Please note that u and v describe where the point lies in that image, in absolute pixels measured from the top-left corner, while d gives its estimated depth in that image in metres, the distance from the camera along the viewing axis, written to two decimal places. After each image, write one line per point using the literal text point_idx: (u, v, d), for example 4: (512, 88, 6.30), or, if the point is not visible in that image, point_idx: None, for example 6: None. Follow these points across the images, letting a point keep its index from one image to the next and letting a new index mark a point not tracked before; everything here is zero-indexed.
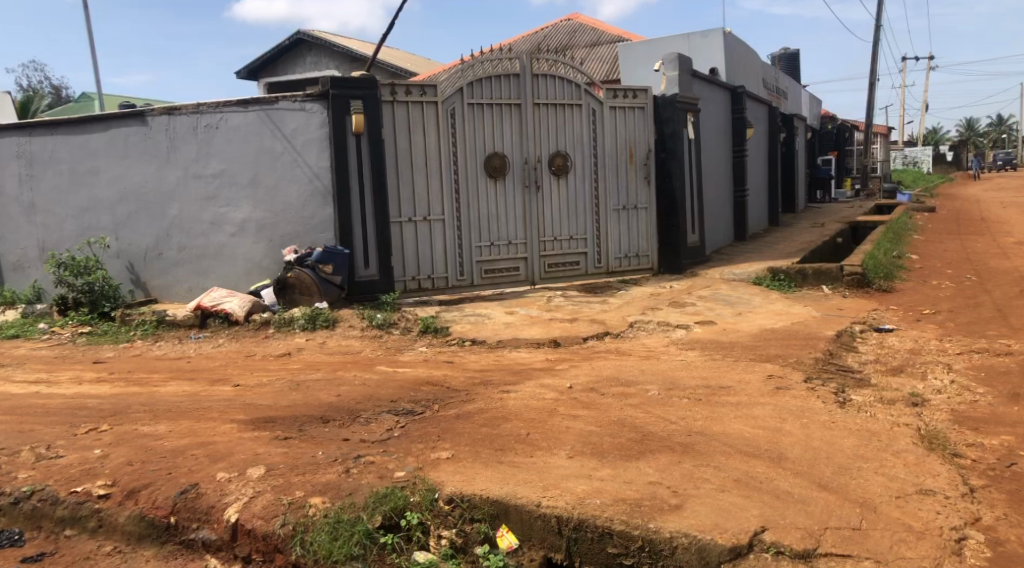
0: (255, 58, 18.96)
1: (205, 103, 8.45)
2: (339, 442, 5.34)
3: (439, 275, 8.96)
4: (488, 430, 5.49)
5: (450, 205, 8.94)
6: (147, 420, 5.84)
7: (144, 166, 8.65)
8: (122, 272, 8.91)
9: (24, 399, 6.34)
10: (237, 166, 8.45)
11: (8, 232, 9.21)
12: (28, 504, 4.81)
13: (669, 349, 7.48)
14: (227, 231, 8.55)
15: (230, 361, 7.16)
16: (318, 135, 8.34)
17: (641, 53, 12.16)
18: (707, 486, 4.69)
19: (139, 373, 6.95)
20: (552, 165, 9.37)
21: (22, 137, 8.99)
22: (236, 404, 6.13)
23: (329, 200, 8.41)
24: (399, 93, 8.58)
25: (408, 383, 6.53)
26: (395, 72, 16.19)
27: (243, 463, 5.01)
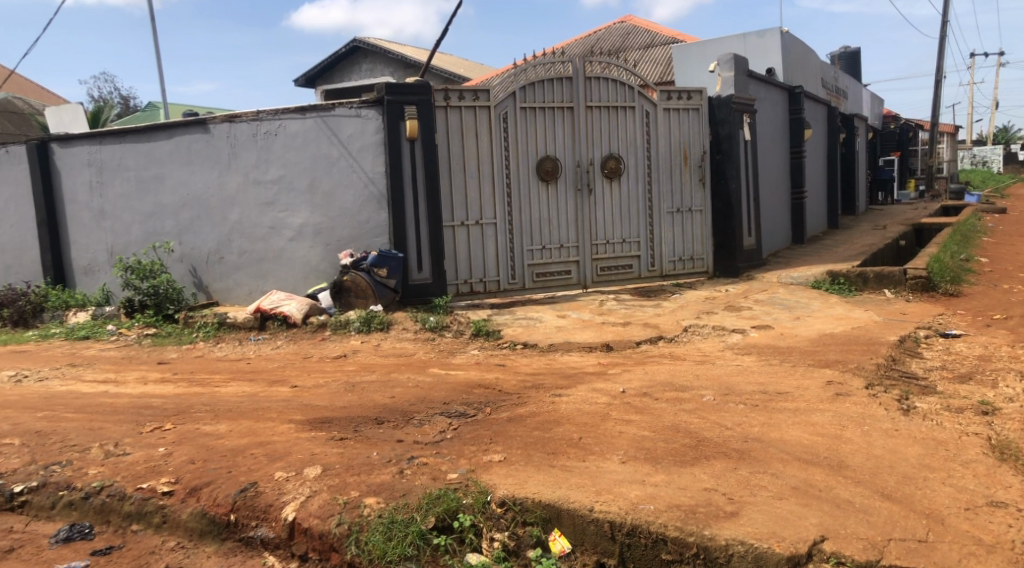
0: (313, 66, 19.34)
1: (265, 110, 8.66)
2: (393, 443, 5.42)
3: (492, 279, 9.02)
4: (540, 433, 5.50)
5: (502, 209, 8.98)
6: (209, 419, 6.01)
7: (206, 172, 8.91)
8: (185, 275, 9.18)
9: (94, 398, 6.59)
10: (295, 171, 8.65)
11: (79, 237, 9.59)
12: (97, 500, 4.99)
13: (725, 354, 7.38)
14: (286, 235, 8.75)
15: (288, 362, 7.32)
16: (374, 141, 8.47)
17: (695, 54, 12.04)
18: (764, 493, 4.62)
19: (202, 373, 7.15)
20: (604, 168, 9.35)
21: (92, 146, 9.35)
22: (294, 404, 6.26)
23: (384, 204, 8.54)
24: (452, 98, 8.66)
25: (460, 386, 6.58)
26: (449, 77, 16.31)
27: (300, 463, 5.12)
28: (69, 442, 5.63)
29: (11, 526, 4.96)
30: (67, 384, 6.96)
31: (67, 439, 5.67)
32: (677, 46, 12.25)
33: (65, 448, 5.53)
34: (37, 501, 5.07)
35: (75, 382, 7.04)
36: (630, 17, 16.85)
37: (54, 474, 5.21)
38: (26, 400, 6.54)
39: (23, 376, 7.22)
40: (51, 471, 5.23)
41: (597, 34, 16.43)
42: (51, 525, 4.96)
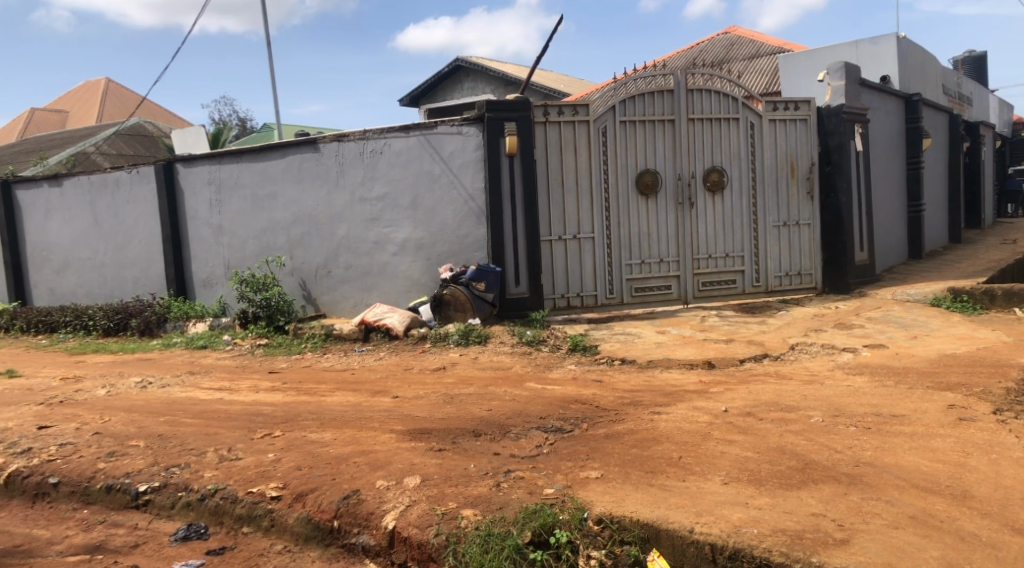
0: (418, 86, 19.94)
1: (371, 129, 8.97)
2: (490, 456, 5.46)
3: (589, 293, 8.98)
4: (639, 451, 5.43)
5: (600, 224, 8.96)
6: (315, 427, 6.23)
7: (316, 190, 9.29)
8: (295, 288, 9.58)
9: (211, 405, 6.95)
10: (398, 188, 8.90)
11: (199, 252, 10.17)
12: (212, 502, 5.25)
13: (835, 374, 7.07)
14: (390, 250, 9.00)
15: (390, 373, 7.51)
16: (474, 157, 8.62)
17: (804, 63, 11.69)
18: (878, 521, 4.40)
19: (309, 383, 7.42)
20: (707, 182, 9.18)
21: (212, 166, 9.92)
22: (395, 415, 6.41)
23: (483, 219, 8.67)
24: (551, 113, 8.72)
25: (557, 401, 6.57)
26: (549, 92, 16.42)
27: (401, 472, 5.24)
28: (188, 445, 5.96)
29: (134, 522, 5.28)
30: (187, 391, 7.37)
31: (186, 443, 6.01)
32: (784, 56, 11.94)
33: (184, 451, 5.84)
34: (159, 501, 5.37)
35: (195, 389, 7.44)
36: (735, 28, 16.52)
37: (174, 475, 5.51)
38: (151, 405, 6.97)
39: (147, 382, 7.69)
40: (171, 473, 5.54)
41: (700, 45, 16.16)
42: (171, 524, 5.25)
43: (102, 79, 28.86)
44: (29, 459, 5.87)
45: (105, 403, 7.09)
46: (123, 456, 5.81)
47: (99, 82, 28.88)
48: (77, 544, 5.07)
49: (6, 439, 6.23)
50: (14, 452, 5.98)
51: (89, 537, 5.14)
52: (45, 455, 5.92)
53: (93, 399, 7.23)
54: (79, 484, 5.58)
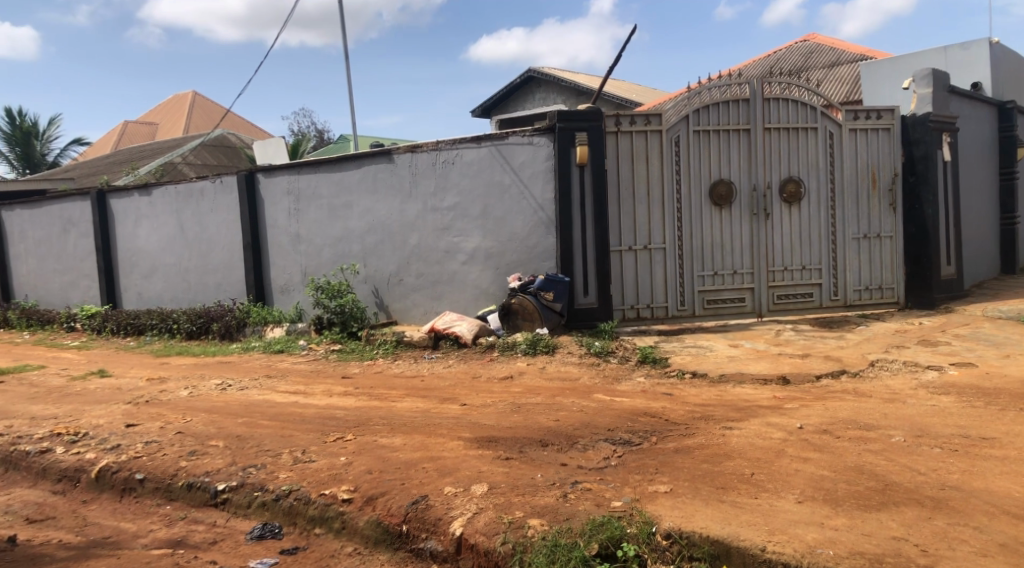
0: (491, 96, 20.13)
1: (444, 140, 9.10)
2: (557, 466, 5.45)
3: (660, 305, 8.88)
4: (710, 466, 5.32)
5: (672, 235, 8.86)
6: (386, 432, 6.34)
7: (389, 200, 9.49)
8: (368, 295, 9.78)
9: (287, 407, 7.16)
10: (469, 198, 9.00)
11: (278, 259, 10.49)
12: (286, 502, 5.40)
13: (919, 392, 6.79)
14: (460, 259, 9.11)
15: (459, 381, 7.58)
16: (545, 168, 8.64)
17: (888, 71, 11.32)
18: (964, 549, 4.22)
19: (381, 389, 7.56)
20: (783, 193, 8.98)
21: (291, 176, 10.23)
22: (463, 422, 6.46)
23: (553, 229, 8.67)
24: (623, 123, 8.68)
25: (625, 413, 6.49)
26: (622, 102, 16.32)
27: (468, 479, 5.28)
28: (264, 447, 6.14)
29: (213, 519, 5.46)
30: (265, 394, 7.60)
31: (262, 444, 6.20)
32: (866, 63, 11.58)
33: (260, 453, 6.02)
34: (236, 500, 5.53)
35: (272, 392, 7.67)
36: (815, 35, 16.12)
37: (250, 476, 5.68)
38: (231, 407, 7.22)
39: (227, 384, 7.97)
40: (248, 473, 5.71)
41: (778, 53, 15.81)
42: (247, 523, 5.41)
43: (188, 92, 30.15)
44: (117, 456, 6.14)
45: (187, 404, 7.37)
46: (203, 455, 6.03)
47: (186, 96, 30.16)
48: (161, 538, 5.27)
49: (97, 435, 6.54)
50: (103, 448, 6.27)
51: (171, 532, 5.33)
52: (132, 452, 6.18)
53: (176, 399, 7.53)
54: (162, 481, 5.80)
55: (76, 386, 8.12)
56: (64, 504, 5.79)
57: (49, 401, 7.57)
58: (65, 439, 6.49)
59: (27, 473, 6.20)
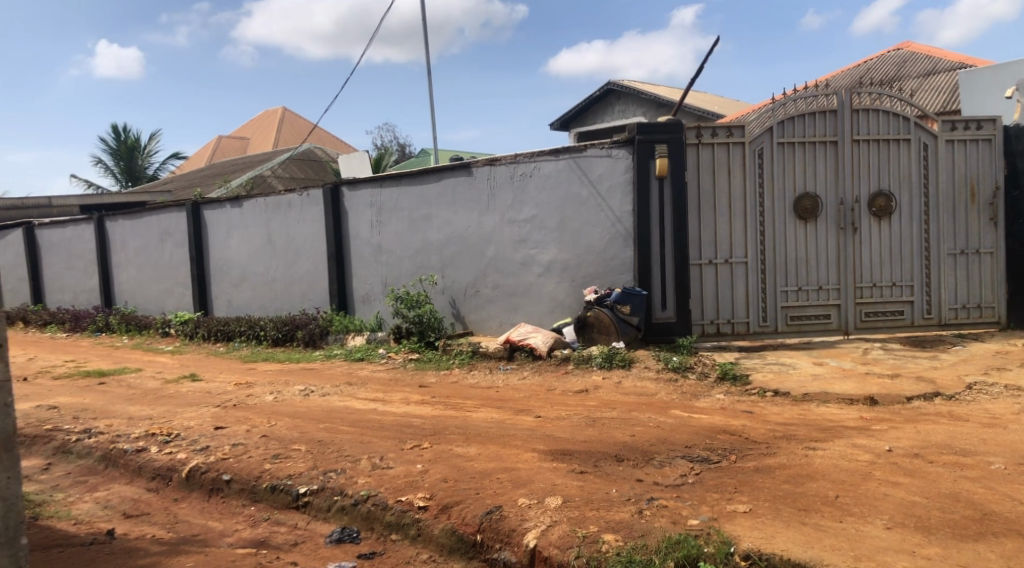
0: (572, 108, 20.14)
1: (522, 153, 9.16)
2: (632, 482, 5.38)
3: (740, 320, 8.69)
4: (791, 487, 5.16)
5: (754, 248, 8.66)
6: (461, 441, 6.40)
7: (468, 212, 9.62)
8: (446, 306, 9.93)
9: (365, 414, 7.32)
10: (547, 211, 9.03)
11: (360, 270, 10.77)
12: (364, 507, 5.50)
13: (1020, 418, 6.42)
14: (536, 271, 9.14)
15: (534, 393, 7.59)
16: (623, 180, 8.59)
17: (989, 79, 10.80)
18: None
19: (457, 398, 7.64)
20: (872, 206, 8.67)
21: (374, 189, 10.49)
22: (537, 434, 6.46)
23: (631, 242, 8.61)
24: (704, 135, 8.56)
25: (704, 430, 6.35)
26: (703, 114, 16.10)
27: (543, 491, 5.28)
28: (344, 452, 6.29)
29: (294, 522, 5.61)
30: (345, 401, 7.79)
31: (342, 449, 6.35)
32: (965, 72, 11.09)
33: (340, 457, 6.18)
34: (317, 503, 5.68)
35: (352, 399, 7.85)
36: (910, 43, 15.53)
37: (330, 480, 5.82)
38: (312, 412, 7.43)
39: (310, 391, 8.20)
40: (328, 477, 5.86)
41: (869, 62, 15.30)
42: (327, 526, 5.53)
43: (280, 107, 31.30)
44: (206, 456, 6.39)
45: (272, 409, 7.62)
46: (286, 459, 6.22)
47: (277, 111, 31.31)
48: (246, 538, 5.45)
49: (188, 436, 6.83)
50: (193, 449, 6.54)
51: (256, 532, 5.51)
52: (220, 453, 6.42)
53: (262, 404, 7.80)
54: (247, 482, 6.00)
55: (170, 389, 8.51)
56: (157, 501, 6.05)
57: (145, 403, 7.95)
58: (159, 439, 6.80)
59: (123, 470, 6.51)
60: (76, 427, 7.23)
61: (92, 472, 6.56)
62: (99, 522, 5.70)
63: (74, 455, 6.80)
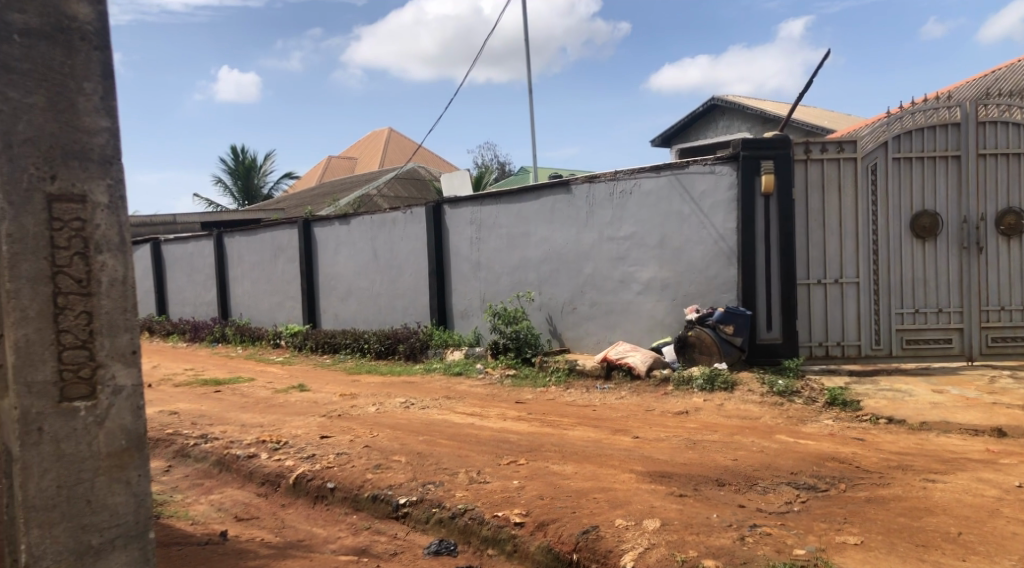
0: (674, 124, 19.95)
1: (622, 170, 9.14)
2: (734, 507, 5.25)
3: (851, 343, 8.38)
4: (908, 520, 4.92)
5: (866, 268, 8.36)
6: (557, 459, 6.41)
7: (567, 229, 9.66)
8: (543, 323, 9.99)
9: (463, 428, 7.42)
10: (647, 228, 8.96)
11: (459, 286, 10.97)
12: (461, 520, 5.55)
13: None
14: (635, 289, 9.08)
15: (631, 413, 7.52)
16: (726, 197, 8.43)
17: None
18: None
19: (553, 415, 7.65)
20: (1000, 224, 8.24)
21: (474, 207, 10.67)
22: (635, 455, 6.40)
23: (734, 260, 8.43)
24: (813, 150, 8.33)
25: (810, 457, 6.14)
26: (812, 129, 15.63)
27: (640, 513, 5.22)
28: (442, 465, 6.40)
29: (394, 531, 5.71)
30: (444, 414, 7.92)
31: (441, 462, 6.46)
32: None
33: (438, 470, 6.29)
34: (416, 514, 5.77)
35: (450, 412, 7.98)
36: None
37: (429, 492, 5.91)
38: (412, 425, 7.59)
39: (410, 403, 8.38)
40: (427, 489, 5.96)
41: (997, 73, 14.53)
42: (425, 537, 5.61)
43: (385, 129, 32.30)
44: (312, 464, 6.61)
45: (375, 420, 7.82)
46: (387, 469, 6.37)
47: (383, 132, 32.29)
48: (348, 545, 5.57)
49: (295, 444, 7.09)
50: (301, 457, 6.78)
51: (357, 540, 5.63)
52: (325, 462, 6.64)
53: (365, 414, 8.02)
54: (350, 491, 6.17)
55: (280, 398, 8.87)
56: (266, 506, 6.28)
57: (257, 411, 8.30)
58: (269, 446, 7.09)
59: (236, 474, 6.80)
60: (194, 432, 7.62)
61: (207, 475, 6.89)
62: (214, 523, 5.95)
63: (192, 458, 7.16)
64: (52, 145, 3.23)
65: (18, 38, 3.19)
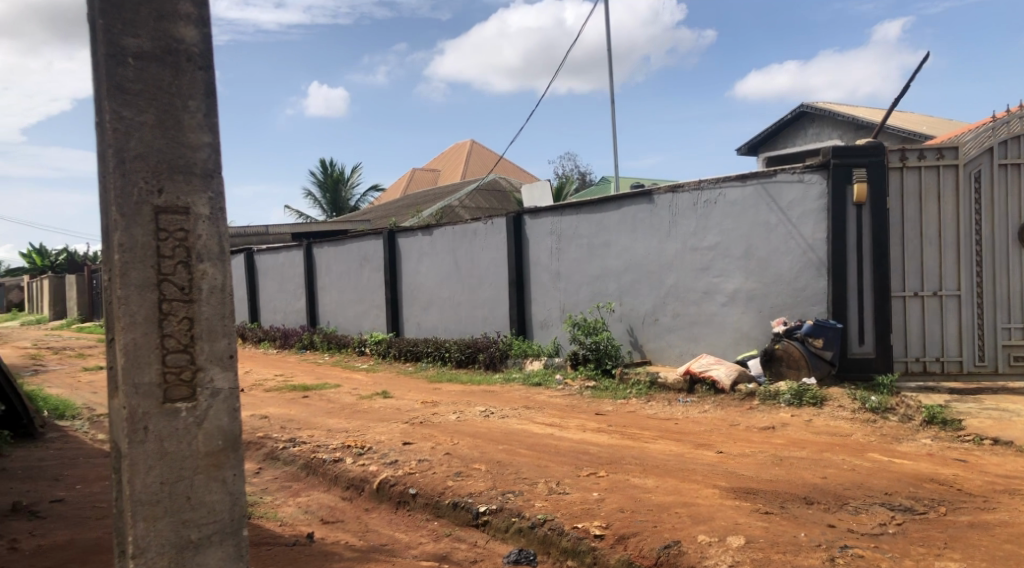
0: (761, 133, 19.54)
1: (706, 179, 9.00)
2: (824, 527, 5.07)
3: (952, 359, 8.05)
4: (1014, 548, 4.67)
5: (968, 280, 8.03)
6: (638, 472, 6.33)
7: (649, 240, 9.57)
8: (624, 334, 9.92)
9: (544, 438, 7.41)
10: (732, 238, 8.79)
11: (539, 296, 10.98)
12: (541, 531, 5.52)
13: None
14: (719, 300, 8.91)
15: (715, 428, 7.37)
16: (816, 207, 8.20)
17: None
18: None
19: (634, 428, 7.57)
20: None
21: (554, 217, 10.67)
22: (719, 470, 6.27)
23: (824, 271, 8.18)
24: (910, 158, 8.03)
25: (906, 477, 5.90)
26: (909, 135, 15.05)
27: (724, 530, 5.11)
28: (522, 475, 6.40)
29: (474, 539, 5.72)
30: (524, 424, 7.93)
31: (520, 472, 6.46)
32: None
33: (518, 480, 6.30)
34: (495, 523, 5.77)
35: (530, 422, 7.98)
36: None
37: (509, 501, 5.92)
38: (493, 433, 7.62)
39: (490, 412, 8.43)
40: (507, 498, 5.97)
41: None
42: (504, 546, 5.60)
43: (467, 141, 32.67)
44: (395, 470, 6.71)
45: (456, 428, 7.89)
46: (468, 477, 6.42)
47: (465, 144, 32.65)
48: (428, 551, 5.60)
49: (378, 450, 7.22)
50: (384, 462, 6.89)
51: (437, 546, 5.65)
52: (407, 468, 6.73)
53: (446, 422, 8.11)
54: (431, 498, 6.23)
55: (364, 404, 9.05)
56: (350, 510, 6.40)
57: (342, 417, 8.49)
58: (354, 451, 7.24)
59: (322, 478, 6.96)
60: (283, 436, 7.85)
61: (295, 478, 7.07)
62: (301, 525, 6.09)
63: (281, 461, 7.37)
64: (160, 160, 3.39)
65: (132, 61, 3.36)
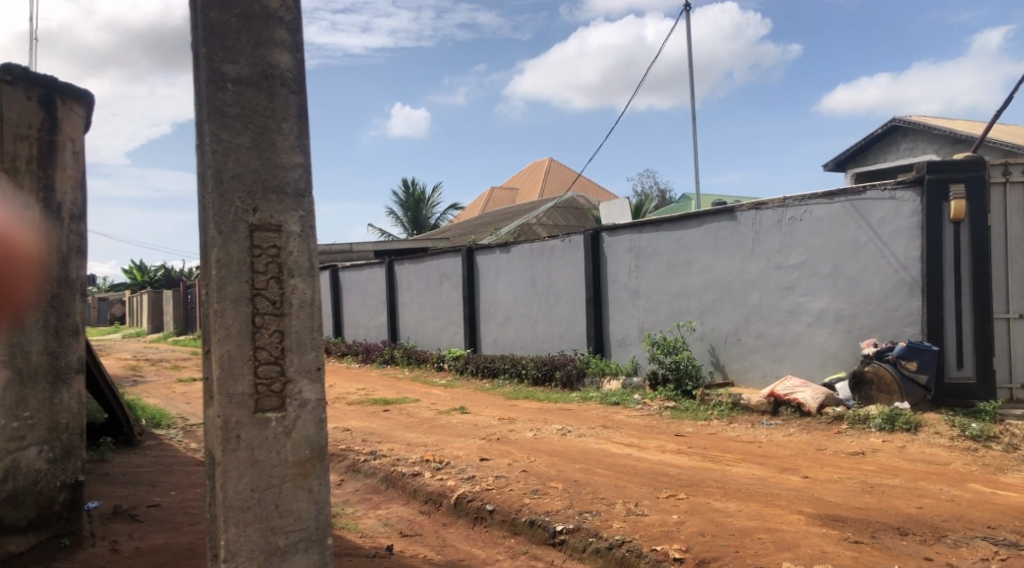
0: (849, 149, 18.99)
1: (791, 196, 8.80)
2: (919, 560, 4.85)
3: None
4: None
5: None
6: (719, 496, 6.18)
7: (730, 258, 9.40)
8: (704, 353, 9.74)
9: (622, 458, 7.32)
10: (819, 256, 8.55)
11: (617, 314, 10.89)
12: (618, 552, 5.43)
13: None
14: (805, 320, 8.67)
15: (800, 452, 7.15)
16: (908, 224, 7.90)
17: None
18: None
19: (715, 450, 7.40)
20: None
21: (633, 234, 10.59)
22: (805, 496, 6.06)
23: (917, 291, 7.85)
24: (1013, 173, 7.73)
25: (1011, 510, 5.59)
26: (1010, 149, 14.40)
27: (811, 558, 4.93)
28: (599, 494, 6.34)
29: (551, 558, 5.67)
30: (602, 443, 7.85)
31: (598, 492, 6.40)
32: None
33: (595, 500, 6.23)
34: (573, 542, 5.71)
35: (608, 442, 7.89)
36: None
37: (586, 521, 5.85)
38: (570, 452, 7.58)
39: (567, 430, 8.38)
40: (584, 518, 5.90)
41: None
42: None
43: (546, 159, 32.82)
44: (472, 486, 6.74)
45: (533, 445, 7.88)
46: (545, 495, 6.39)
47: (544, 162, 32.81)
48: None
49: (456, 465, 7.27)
50: (461, 478, 6.93)
51: (515, 563, 5.62)
52: (484, 484, 6.75)
53: (523, 439, 8.10)
54: (508, 514, 6.21)
55: (443, 419, 9.13)
56: (428, 524, 6.43)
57: (421, 431, 8.58)
58: (432, 465, 7.30)
59: (401, 491, 7.04)
60: (364, 449, 7.98)
61: (375, 490, 7.17)
62: (380, 537, 6.15)
63: (362, 473, 7.48)
64: (254, 180, 3.51)
65: (231, 86, 3.49)
